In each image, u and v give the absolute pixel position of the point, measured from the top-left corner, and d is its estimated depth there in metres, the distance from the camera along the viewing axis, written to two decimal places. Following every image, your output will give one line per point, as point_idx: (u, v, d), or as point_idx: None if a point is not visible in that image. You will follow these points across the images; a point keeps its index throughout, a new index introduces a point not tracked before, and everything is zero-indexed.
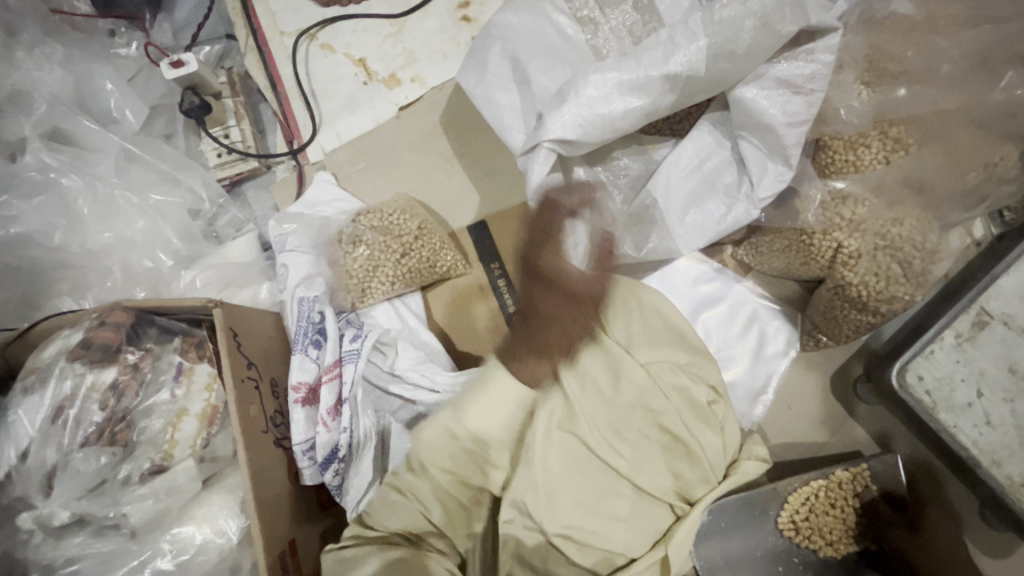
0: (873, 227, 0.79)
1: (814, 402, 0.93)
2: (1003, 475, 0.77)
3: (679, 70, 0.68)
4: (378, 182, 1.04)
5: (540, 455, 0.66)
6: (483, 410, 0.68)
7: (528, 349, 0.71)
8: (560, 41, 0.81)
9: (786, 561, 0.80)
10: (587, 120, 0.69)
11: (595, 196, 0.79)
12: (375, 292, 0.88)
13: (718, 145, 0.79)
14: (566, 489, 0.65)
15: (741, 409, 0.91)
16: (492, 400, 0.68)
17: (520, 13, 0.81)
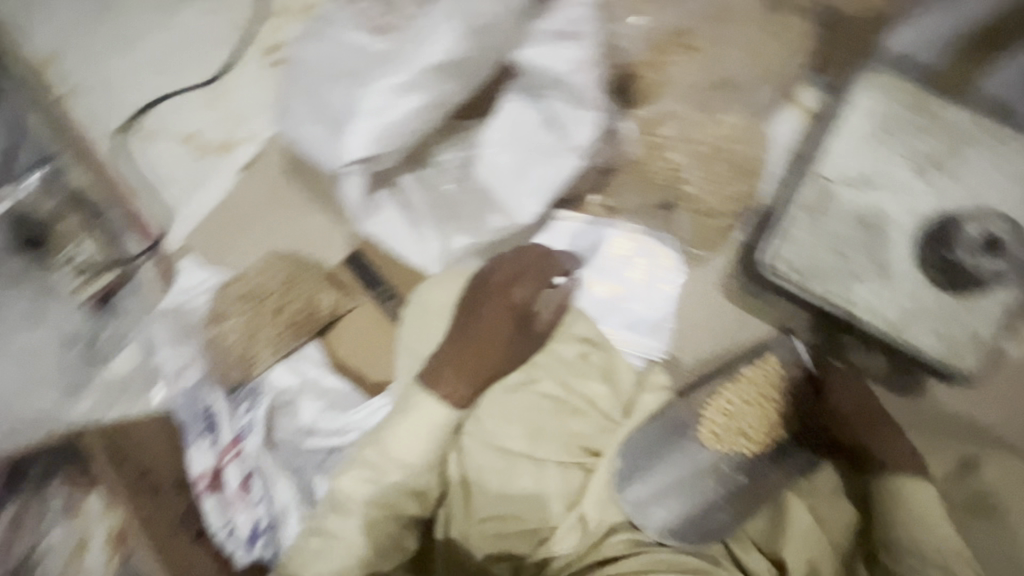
0: (689, 138, 0.85)
1: (721, 312, 0.94)
2: (883, 321, 0.82)
3: (443, 58, 0.67)
4: (243, 248, 1.02)
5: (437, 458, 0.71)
6: (396, 438, 0.66)
7: (455, 366, 0.69)
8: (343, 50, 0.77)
9: (719, 472, 0.79)
10: (380, 129, 0.69)
11: (428, 198, 0.80)
12: (260, 358, 0.86)
13: (528, 107, 0.78)
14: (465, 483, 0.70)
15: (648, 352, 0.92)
16: (418, 431, 0.66)
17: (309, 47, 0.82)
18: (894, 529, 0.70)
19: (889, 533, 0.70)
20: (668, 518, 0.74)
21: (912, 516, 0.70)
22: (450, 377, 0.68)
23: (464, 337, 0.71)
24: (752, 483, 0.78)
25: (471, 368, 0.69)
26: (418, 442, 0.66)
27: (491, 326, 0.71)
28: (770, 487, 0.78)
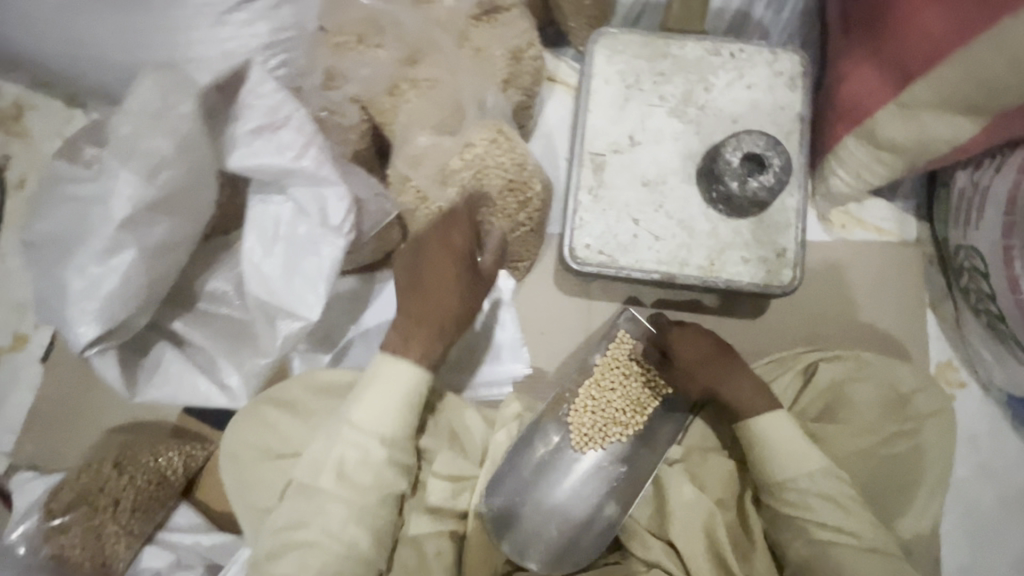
0: (451, 167, 0.81)
1: (562, 311, 0.94)
2: (695, 268, 0.82)
3: (131, 207, 0.63)
4: (78, 439, 0.94)
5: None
6: (301, 535, 0.63)
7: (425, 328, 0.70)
8: None
9: (600, 471, 0.80)
10: (97, 305, 0.63)
11: (213, 330, 0.76)
12: (117, 555, 0.80)
13: (276, 205, 0.76)
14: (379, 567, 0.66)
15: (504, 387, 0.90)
16: (377, 406, 0.66)
17: None
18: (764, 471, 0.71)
19: (763, 474, 0.71)
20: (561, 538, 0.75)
21: (775, 451, 0.70)
22: (419, 341, 0.69)
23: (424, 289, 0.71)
24: (631, 470, 0.80)
25: (442, 327, 0.71)
26: (323, 533, 0.63)
27: (444, 290, 0.71)
28: (649, 465, 0.79)
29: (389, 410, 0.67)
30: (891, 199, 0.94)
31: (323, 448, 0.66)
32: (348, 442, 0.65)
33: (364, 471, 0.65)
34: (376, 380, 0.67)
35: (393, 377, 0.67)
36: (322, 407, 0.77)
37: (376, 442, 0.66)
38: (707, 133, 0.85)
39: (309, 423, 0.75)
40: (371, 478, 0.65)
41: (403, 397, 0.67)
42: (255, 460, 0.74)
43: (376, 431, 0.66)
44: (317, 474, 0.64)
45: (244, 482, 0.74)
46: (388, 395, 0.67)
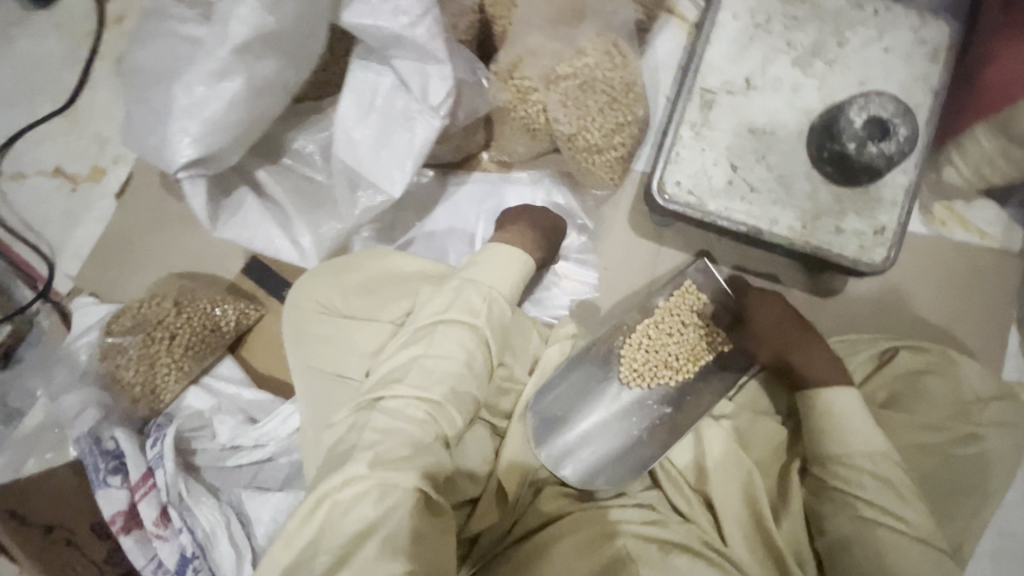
0: (558, 72, 0.77)
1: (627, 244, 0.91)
2: (786, 228, 0.79)
3: (247, 36, 0.61)
4: (138, 276, 0.98)
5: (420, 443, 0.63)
6: (413, 375, 0.66)
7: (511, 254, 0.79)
8: (174, 48, 0.72)
9: (641, 407, 0.79)
10: (197, 129, 0.62)
11: (293, 188, 0.76)
12: (166, 387, 0.84)
13: (380, 75, 0.74)
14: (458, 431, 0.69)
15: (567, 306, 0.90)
16: (497, 271, 0.74)
17: (133, 50, 0.74)
18: (819, 436, 0.70)
19: (820, 446, 0.70)
20: (595, 460, 0.75)
21: (843, 425, 0.69)
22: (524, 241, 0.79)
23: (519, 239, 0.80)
24: (675, 413, 0.79)
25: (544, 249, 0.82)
26: (433, 377, 0.66)
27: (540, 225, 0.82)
28: (697, 412, 0.78)
29: (505, 278, 0.75)
30: (1004, 204, 0.88)
31: (444, 302, 0.71)
32: (474, 299, 0.71)
33: (471, 322, 0.70)
34: (491, 260, 0.75)
35: (510, 254, 0.76)
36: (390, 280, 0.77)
37: (495, 302, 0.72)
38: (829, 91, 0.80)
39: (389, 291, 0.76)
40: (474, 332, 0.70)
41: (522, 272, 0.77)
42: (313, 317, 0.73)
43: (495, 292, 0.73)
44: (428, 325, 0.69)
45: (313, 350, 0.72)
46: (503, 272, 0.75)
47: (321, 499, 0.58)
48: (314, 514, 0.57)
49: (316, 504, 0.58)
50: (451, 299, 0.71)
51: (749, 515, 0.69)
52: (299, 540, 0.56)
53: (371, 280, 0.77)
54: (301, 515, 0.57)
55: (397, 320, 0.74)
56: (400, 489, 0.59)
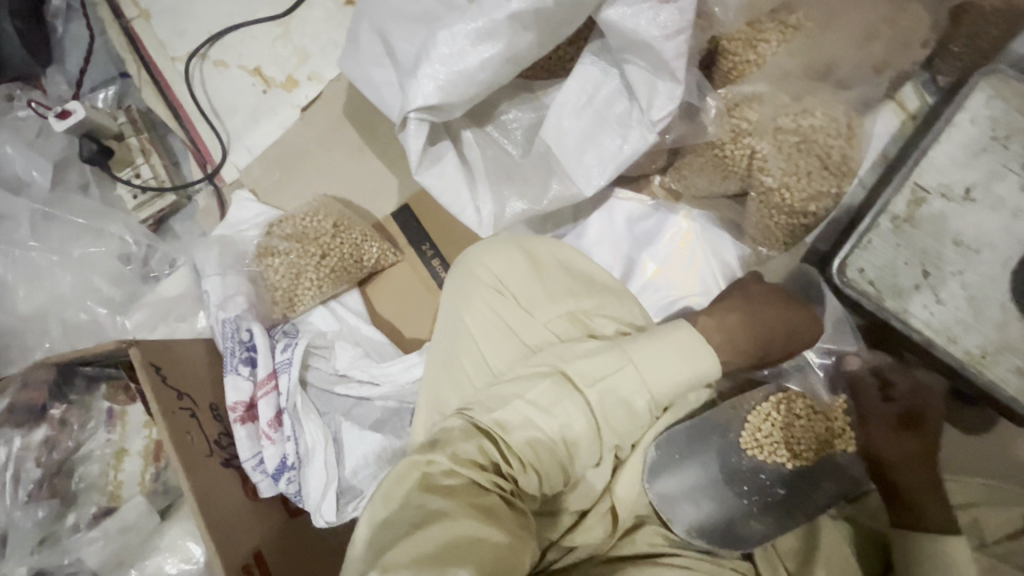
0: (778, 125, 0.76)
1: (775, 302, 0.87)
2: (962, 351, 0.72)
3: (523, 6, 0.62)
4: (296, 188, 1.02)
5: (517, 470, 0.54)
6: (516, 410, 0.55)
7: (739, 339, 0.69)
8: None
9: (753, 481, 0.74)
10: (444, 78, 0.65)
11: (487, 155, 0.77)
12: (303, 299, 0.87)
13: (605, 76, 0.74)
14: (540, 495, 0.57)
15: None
16: (668, 348, 0.59)
17: None
18: None
19: None
20: (702, 518, 0.70)
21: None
22: (730, 330, 0.69)
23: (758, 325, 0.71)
24: (788, 496, 0.74)
25: (738, 346, 0.69)
26: (536, 426, 0.55)
27: (766, 323, 0.71)
28: (812, 507, 0.73)
29: (662, 378, 0.58)
30: None
31: (586, 363, 0.58)
32: (635, 371, 0.57)
33: (598, 396, 0.56)
34: (674, 337, 0.59)
35: (683, 352, 0.59)
36: (563, 280, 0.68)
37: (633, 393, 0.57)
38: None
39: (553, 298, 0.67)
40: (598, 407, 0.56)
41: (685, 376, 0.58)
42: (481, 287, 0.67)
43: (641, 384, 0.57)
44: (580, 357, 0.59)
45: (456, 330, 0.68)
46: (677, 359, 0.58)
47: (410, 467, 0.53)
48: (403, 480, 0.52)
49: (404, 473, 0.53)
50: (591, 364, 0.58)
51: None
52: (393, 496, 0.51)
53: (541, 276, 0.68)
54: (397, 472, 0.53)
55: (552, 330, 0.65)
56: (467, 500, 0.50)
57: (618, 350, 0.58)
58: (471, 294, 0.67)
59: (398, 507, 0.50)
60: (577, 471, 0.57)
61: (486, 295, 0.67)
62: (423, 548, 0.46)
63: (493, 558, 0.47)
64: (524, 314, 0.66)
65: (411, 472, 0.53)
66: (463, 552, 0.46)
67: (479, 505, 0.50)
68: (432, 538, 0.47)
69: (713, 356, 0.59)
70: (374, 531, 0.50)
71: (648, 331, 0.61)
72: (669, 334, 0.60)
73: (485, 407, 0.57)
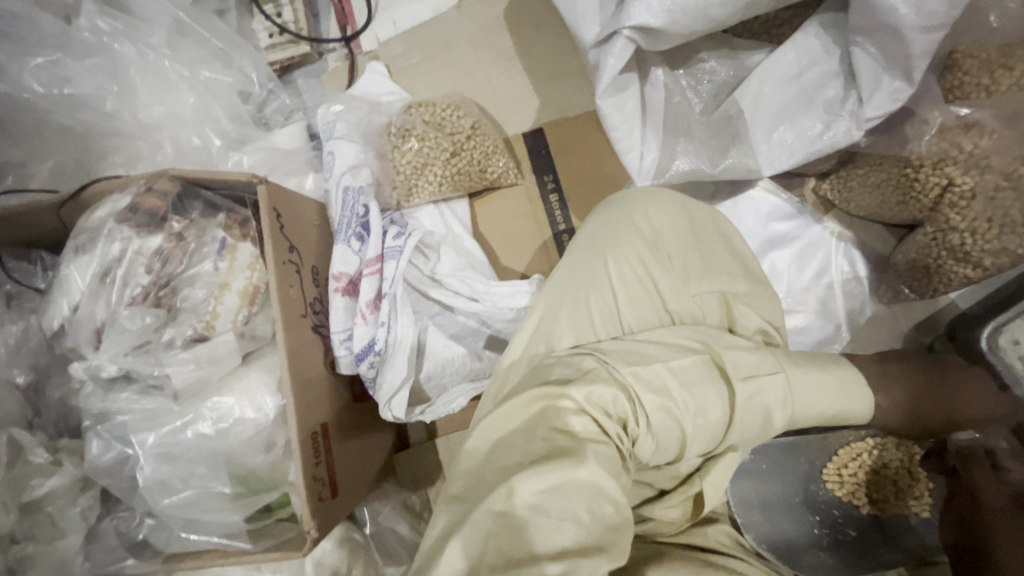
0: (1000, 164, 0.65)
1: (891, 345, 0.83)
2: None
3: None
4: (433, 78, 0.96)
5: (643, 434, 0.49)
6: (656, 372, 0.52)
7: (893, 394, 0.60)
8: None
9: (826, 513, 0.72)
10: (677, 3, 0.59)
11: (671, 100, 0.71)
12: (421, 193, 0.83)
13: (826, 53, 0.67)
14: (648, 466, 0.52)
15: (806, 352, 0.86)
16: (824, 377, 0.55)
17: None
18: None
19: None
20: (768, 529, 0.68)
21: None
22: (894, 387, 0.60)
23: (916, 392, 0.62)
24: (858, 538, 0.72)
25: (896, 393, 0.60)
26: (673, 397, 0.51)
27: (928, 401, 0.63)
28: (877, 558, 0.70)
29: (809, 399, 0.54)
30: None
31: (736, 358, 0.54)
32: (786, 386, 0.53)
33: (745, 396, 0.52)
34: (830, 371, 0.56)
35: (839, 387, 0.55)
36: (719, 260, 0.63)
37: (778, 403, 0.53)
38: None
39: (704, 273, 0.62)
40: (741, 405, 0.52)
41: (831, 410, 0.55)
42: (635, 238, 0.62)
43: (788, 402, 0.53)
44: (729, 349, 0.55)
45: (592, 272, 0.62)
46: (828, 392, 0.55)
47: (540, 395, 0.49)
48: (530, 404, 0.49)
49: (529, 399, 0.49)
50: (743, 360, 0.54)
51: None
52: (514, 419, 0.49)
53: (697, 247, 0.63)
54: (521, 396, 0.49)
55: (695, 307, 0.61)
56: (595, 445, 0.46)
57: (776, 359, 0.55)
58: (623, 240, 0.62)
59: (519, 431, 0.48)
60: (689, 458, 0.53)
61: (638, 248, 0.62)
62: (549, 480, 0.43)
63: (611, 514, 0.43)
64: (673, 278, 0.61)
65: (538, 401, 0.49)
66: (585, 496, 0.43)
67: (605, 454, 0.46)
68: (557, 473, 0.43)
69: (869, 403, 0.56)
70: (493, 448, 0.48)
71: (806, 353, 0.57)
72: (830, 366, 0.56)
73: (623, 362, 0.53)
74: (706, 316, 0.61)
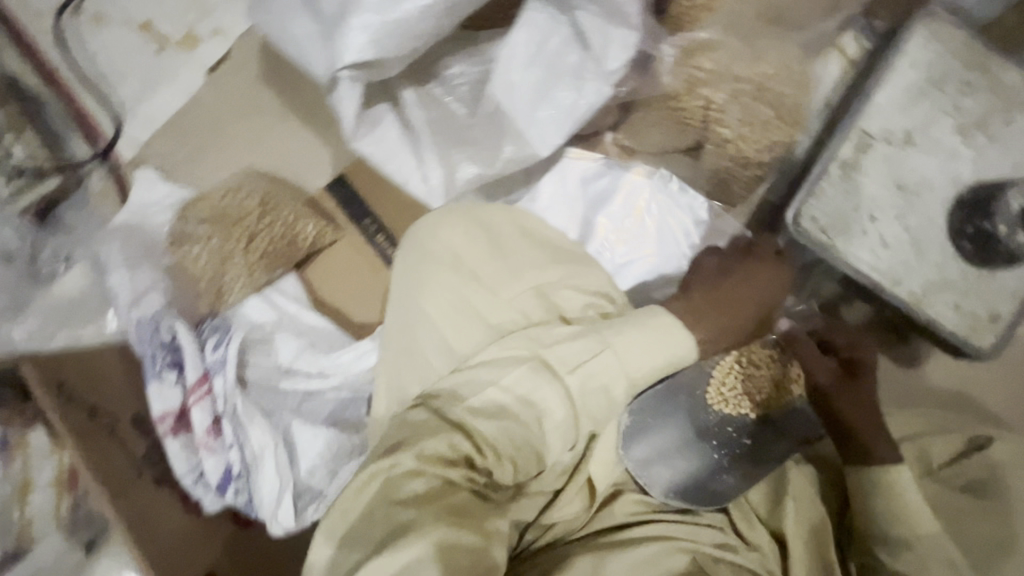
0: (737, 72, 0.73)
1: None
2: (905, 291, 0.77)
3: None
4: (210, 163, 0.88)
5: (494, 464, 0.49)
6: (488, 396, 0.51)
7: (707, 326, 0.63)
8: None
9: (721, 434, 0.75)
10: (379, 32, 0.57)
11: (430, 115, 0.69)
12: (231, 289, 0.77)
13: (554, 23, 0.68)
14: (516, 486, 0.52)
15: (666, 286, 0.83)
16: (651, 332, 0.56)
17: None
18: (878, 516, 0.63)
19: (877, 527, 0.63)
20: (676, 478, 0.69)
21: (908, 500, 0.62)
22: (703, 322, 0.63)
23: (721, 304, 0.65)
24: (756, 445, 0.74)
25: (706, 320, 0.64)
26: (511, 414, 0.51)
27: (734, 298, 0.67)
28: (774, 452, 0.74)
29: (640, 362, 0.55)
30: None
31: (565, 349, 0.54)
32: (612, 359, 0.54)
33: (577, 384, 0.53)
34: (652, 323, 0.57)
35: (664, 335, 0.57)
36: (525, 253, 0.64)
37: (613, 378, 0.54)
38: (984, 167, 0.78)
39: (516, 273, 0.62)
40: (578, 394, 0.53)
41: (664, 360, 0.56)
42: (438, 266, 0.61)
43: (621, 371, 0.55)
44: (555, 344, 0.55)
45: (410, 315, 0.61)
46: (658, 347, 0.56)
47: (372, 472, 0.47)
48: (366, 487, 0.46)
49: (364, 482, 0.47)
50: (571, 350, 0.54)
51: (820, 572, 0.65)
52: (355, 507, 0.46)
53: (502, 251, 0.63)
54: (355, 482, 0.47)
55: (520, 312, 0.60)
56: (439, 503, 0.45)
57: (602, 335, 0.55)
58: (428, 273, 0.61)
59: (362, 518, 0.45)
60: (554, 459, 0.53)
61: (444, 274, 0.61)
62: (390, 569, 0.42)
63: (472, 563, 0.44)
64: (487, 291, 0.61)
65: (374, 480, 0.46)
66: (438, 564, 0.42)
67: (457, 506, 0.46)
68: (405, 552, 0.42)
69: (689, 338, 0.57)
70: (339, 548, 0.45)
71: (627, 315, 0.58)
72: (651, 320, 0.57)
73: (454, 400, 0.51)
74: (532, 314, 0.60)
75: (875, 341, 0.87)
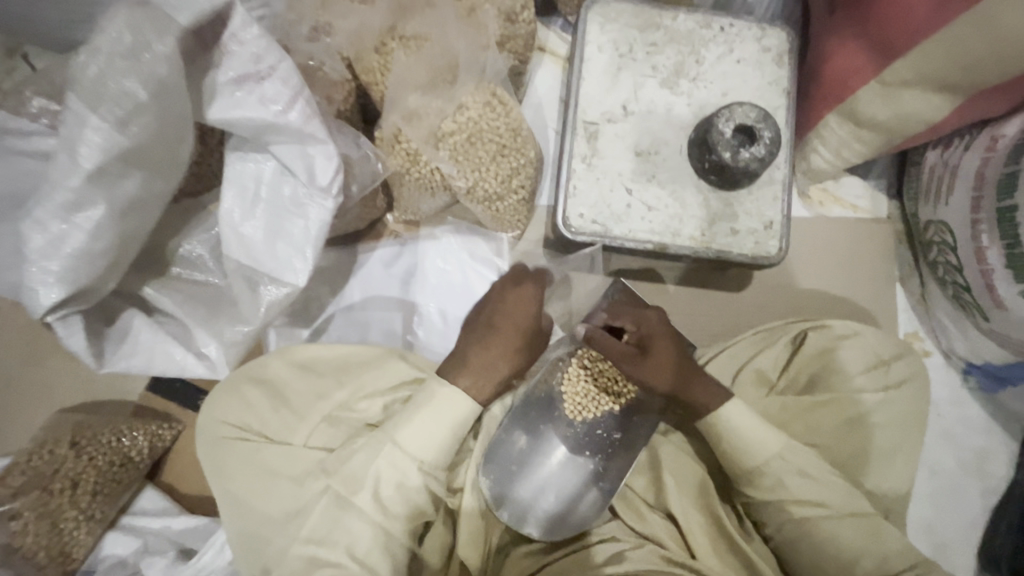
0: (445, 129, 0.78)
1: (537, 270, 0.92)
2: (687, 239, 0.83)
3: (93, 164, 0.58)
4: (19, 423, 0.84)
5: None
6: (298, 551, 0.59)
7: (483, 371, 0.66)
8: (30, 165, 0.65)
9: (592, 440, 0.75)
10: (65, 267, 0.59)
11: (184, 296, 0.71)
12: (79, 538, 0.76)
13: (255, 164, 0.68)
14: None
15: None
16: (433, 414, 0.62)
17: None
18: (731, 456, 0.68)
19: (734, 466, 0.68)
20: (557, 504, 0.72)
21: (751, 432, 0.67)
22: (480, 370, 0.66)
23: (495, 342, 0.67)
24: (625, 437, 0.75)
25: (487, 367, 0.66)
26: (322, 558, 0.58)
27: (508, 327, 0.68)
28: (645, 430, 0.75)
29: (426, 448, 0.62)
30: (865, 178, 0.99)
31: (351, 468, 0.61)
32: (394, 462, 0.61)
33: (371, 500, 0.60)
34: (429, 404, 0.62)
35: (439, 412, 0.62)
36: (306, 388, 0.70)
37: (405, 473, 0.61)
38: (698, 104, 0.85)
39: (303, 413, 0.68)
40: (377, 506, 0.60)
41: (446, 436, 0.62)
42: (229, 440, 0.65)
43: (409, 462, 0.61)
44: (347, 468, 0.61)
45: (227, 495, 0.63)
46: (439, 422, 0.62)
47: None
48: None
49: None
50: (358, 466, 0.61)
51: (714, 527, 0.69)
52: None
53: (286, 399, 0.69)
54: None
55: (316, 446, 0.66)
56: None
57: (379, 437, 0.62)
58: (224, 450, 0.64)
59: None
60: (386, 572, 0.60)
61: (236, 446, 0.64)
62: None
63: None
64: (283, 442, 0.66)
65: None
66: None
67: None
68: None
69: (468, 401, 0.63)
70: None
71: (406, 407, 0.64)
72: (424, 402, 0.63)
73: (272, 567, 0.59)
74: (329, 445, 0.67)
75: (697, 285, 0.96)
